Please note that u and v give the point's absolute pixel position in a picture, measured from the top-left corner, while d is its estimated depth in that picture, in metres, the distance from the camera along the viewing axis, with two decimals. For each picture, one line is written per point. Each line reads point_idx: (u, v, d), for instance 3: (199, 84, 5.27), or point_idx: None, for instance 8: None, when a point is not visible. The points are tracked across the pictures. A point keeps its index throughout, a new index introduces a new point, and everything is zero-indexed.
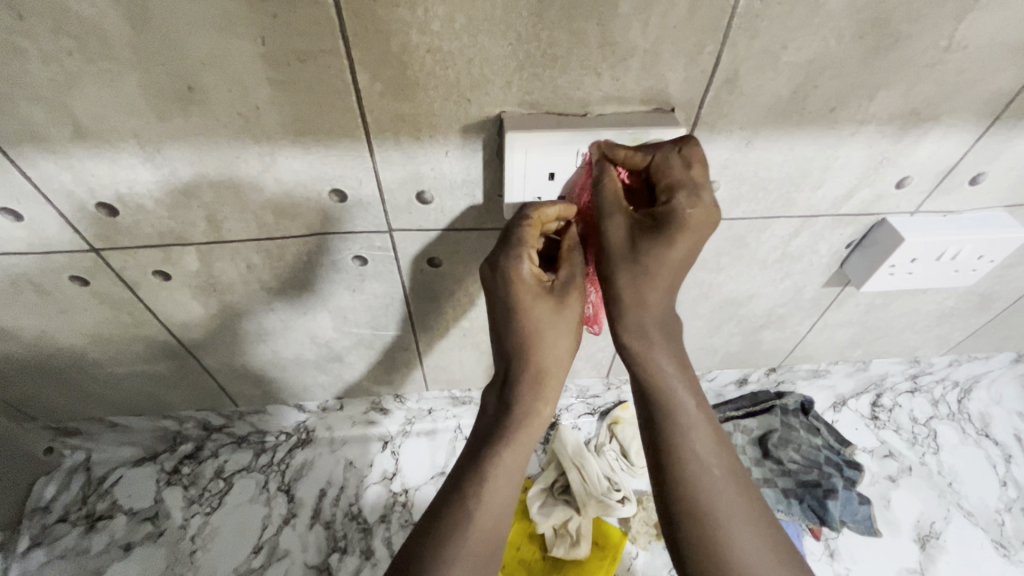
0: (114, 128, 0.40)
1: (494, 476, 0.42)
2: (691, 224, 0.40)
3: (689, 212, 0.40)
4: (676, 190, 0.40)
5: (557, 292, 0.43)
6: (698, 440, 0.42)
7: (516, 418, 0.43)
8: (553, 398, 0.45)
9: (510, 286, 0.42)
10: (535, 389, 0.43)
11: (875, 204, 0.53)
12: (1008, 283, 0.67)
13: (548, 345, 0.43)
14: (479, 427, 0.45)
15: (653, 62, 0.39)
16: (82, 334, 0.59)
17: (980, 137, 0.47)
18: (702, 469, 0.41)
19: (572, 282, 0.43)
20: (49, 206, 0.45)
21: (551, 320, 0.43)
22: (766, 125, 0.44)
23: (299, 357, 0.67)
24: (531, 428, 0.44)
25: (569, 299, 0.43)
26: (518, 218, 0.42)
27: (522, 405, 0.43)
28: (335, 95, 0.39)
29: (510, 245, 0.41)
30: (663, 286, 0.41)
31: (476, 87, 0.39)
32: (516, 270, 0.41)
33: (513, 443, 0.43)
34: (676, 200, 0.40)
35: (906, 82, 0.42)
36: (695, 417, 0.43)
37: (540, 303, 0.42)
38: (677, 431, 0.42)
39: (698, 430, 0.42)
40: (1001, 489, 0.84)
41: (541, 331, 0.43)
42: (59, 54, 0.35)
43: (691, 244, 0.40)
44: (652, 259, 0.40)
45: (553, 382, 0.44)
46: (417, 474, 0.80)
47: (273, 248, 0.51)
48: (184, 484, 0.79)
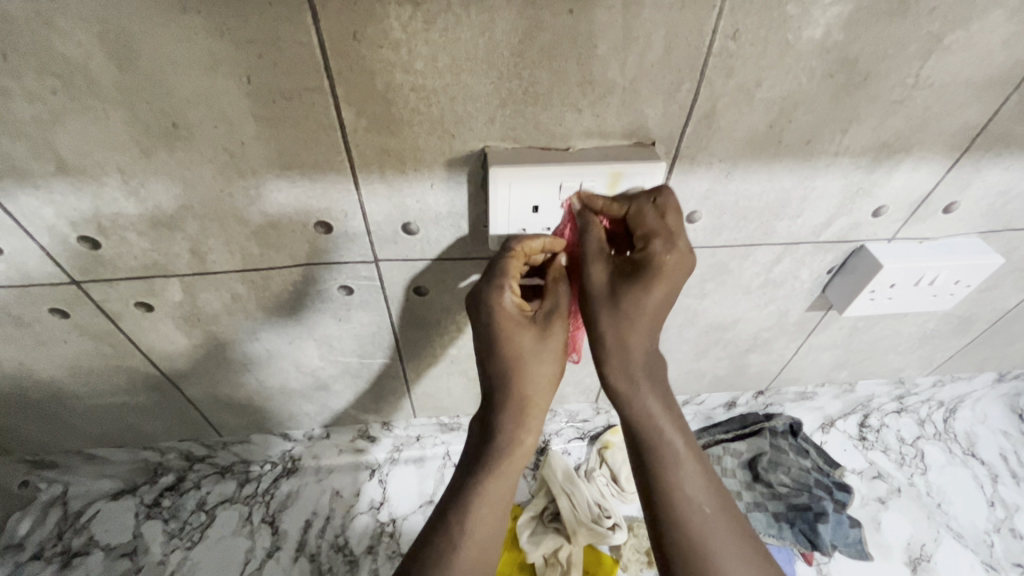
0: (98, 163, 0.40)
1: (477, 514, 0.42)
2: (668, 269, 0.40)
3: (665, 258, 0.40)
4: (651, 237, 0.41)
5: (539, 321, 0.43)
6: (686, 477, 0.42)
7: (502, 453, 0.43)
8: (538, 430, 0.44)
9: (492, 316, 0.42)
10: (519, 423, 0.43)
11: (853, 231, 0.54)
12: (986, 306, 0.68)
13: (531, 377, 0.43)
14: (464, 459, 0.45)
15: (632, 99, 0.40)
16: (61, 366, 0.58)
17: (950, 168, 0.49)
18: (693, 508, 0.41)
19: (554, 314, 0.44)
20: (30, 239, 0.44)
21: (534, 349, 0.43)
22: (744, 158, 0.45)
23: (284, 386, 0.66)
24: (514, 461, 0.43)
25: (553, 328, 0.43)
26: (502, 251, 0.44)
27: (508, 440, 0.43)
28: (320, 131, 0.40)
29: (493, 276, 0.43)
30: (645, 329, 0.41)
31: (459, 122, 0.40)
32: (499, 299, 0.42)
33: (498, 477, 0.43)
34: (653, 247, 0.41)
35: (877, 117, 0.43)
36: (684, 454, 0.42)
37: (523, 333, 0.43)
38: (667, 471, 0.42)
39: (686, 466, 0.42)
40: (989, 509, 0.84)
41: (524, 363, 0.42)
42: (43, 93, 0.35)
43: (670, 288, 0.41)
44: (631, 301, 0.40)
45: (536, 415, 0.43)
46: (404, 503, 0.79)
47: (258, 279, 0.51)
48: (164, 518, 0.77)
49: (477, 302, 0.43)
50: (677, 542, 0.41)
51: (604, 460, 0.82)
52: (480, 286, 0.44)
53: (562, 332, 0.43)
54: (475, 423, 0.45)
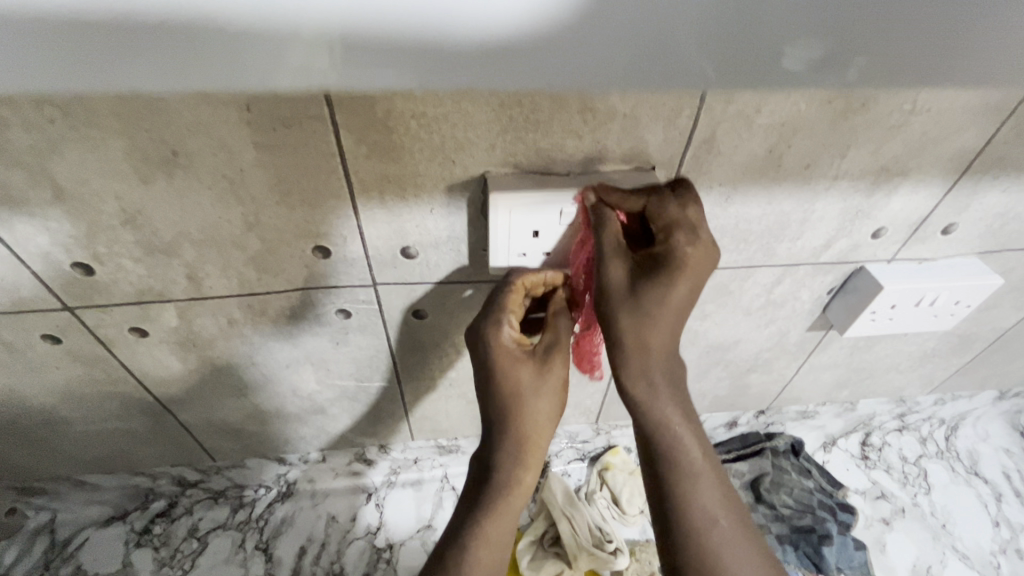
0: (94, 191, 0.40)
1: (475, 551, 0.41)
2: (691, 263, 0.40)
3: (688, 251, 0.40)
4: (674, 230, 0.40)
5: (538, 356, 0.43)
6: (702, 486, 0.41)
7: (502, 489, 0.42)
8: (538, 467, 0.43)
9: (490, 351, 0.42)
10: (518, 459, 0.42)
11: (853, 252, 0.54)
12: (985, 325, 0.68)
13: (531, 412, 0.42)
14: (462, 497, 0.44)
15: (632, 125, 0.40)
16: (51, 392, 0.57)
17: (948, 191, 0.49)
18: (708, 519, 0.40)
19: (553, 348, 0.43)
20: (23, 266, 0.44)
21: (531, 384, 0.42)
22: (745, 182, 0.45)
23: (280, 410, 0.65)
24: (513, 499, 0.42)
25: (552, 362, 0.42)
26: (501, 284, 0.44)
27: (508, 475, 0.42)
28: (319, 157, 0.39)
29: (491, 311, 0.43)
30: (666, 330, 0.40)
31: (460, 149, 0.40)
32: (496, 335, 0.42)
33: (499, 514, 0.42)
34: (675, 239, 0.40)
35: (875, 142, 0.43)
36: (702, 464, 0.41)
37: (522, 369, 0.42)
38: (683, 480, 0.41)
39: (703, 476, 0.41)
40: (993, 529, 0.83)
41: (522, 398, 0.42)
42: (40, 122, 0.35)
43: (692, 284, 0.40)
44: (653, 301, 0.40)
45: (537, 451, 0.43)
46: (402, 528, 0.77)
47: (256, 303, 0.50)
48: (154, 546, 0.75)
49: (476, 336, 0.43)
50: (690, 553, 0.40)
51: (605, 482, 0.80)
52: (478, 321, 0.44)
53: (561, 368, 0.43)
54: (475, 459, 0.44)
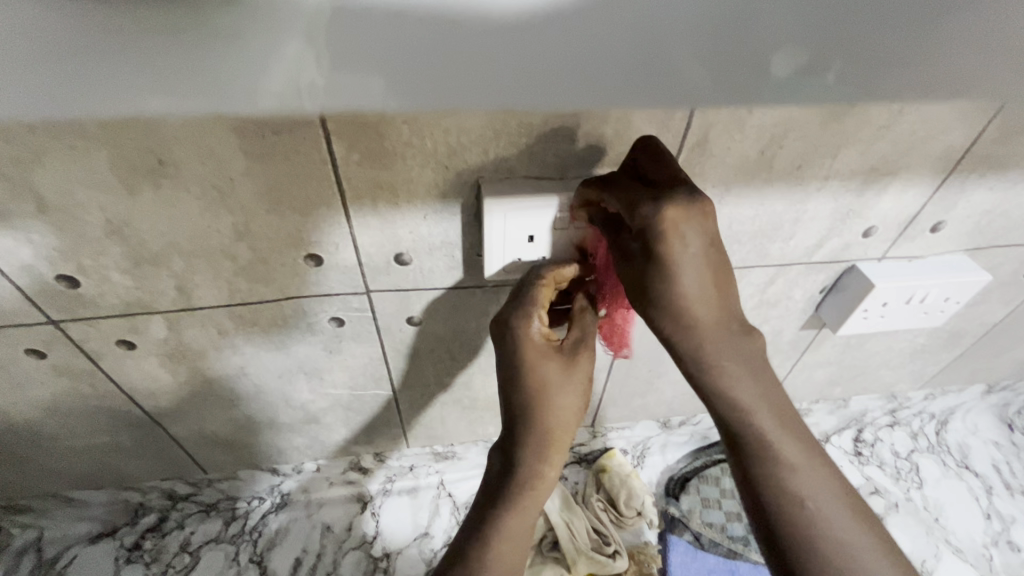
0: (78, 202, 0.39)
1: (498, 547, 0.41)
2: (680, 229, 0.34)
3: (671, 215, 0.34)
4: (643, 202, 0.35)
5: (566, 354, 0.42)
6: (796, 474, 0.36)
7: (527, 484, 0.41)
8: (561, 463, 0.43)
9: (519, 345, 0.41)
10: (545, 456, 0.41)
11: (845, 251, 0.54)
12: (973, 321, 0.69)
13: (558, 409, 0.41)
14: (482, 488, 0.43)
15: (626, 129, 0.40)
16: (36, 408, 0.55)
17: (936, 189, 0.49)
18: (799, 500, 0.36)
19: (580, 345, 0.43)
20: (5, 280, 0.43)
21: (561, 381, 0.40)
22: (738, 183, 0.45)
23: (272, 421, 0.64)
24: (537, 493, 0.42)
25: (580, 360, 0.42)
26: (530, 277, 0.43)
27: (533, 471, 0.41)
28: (310, 164, 0.39)
29: (521, 303, 0.42)
30: (708, 308, 0.35)
31: (453, 154, 0.39)
32: (526, 328, 0.41)
33: (522, 509, 0.41)
34: (647, 210, 0.34)
35: (864, 142, 0.44)
36: (791, 450, 0.37)
37: (552, 364, 0.41)
38: (765, 463, 0.36)
39: (794, 463, 0.36)
40: (985, 522, 0.84)
41: (551, 395, 0.40)
42: (22, 132, 0.34)
43: (697, 249, 0.34)
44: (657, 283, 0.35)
45: (562, 447, 0.42)
46: (400, 536, 0.76)
47: (247, 313, 0.50)
48: (145, 561, 0.73)
49: (503, 328, 0.41)
50: (795, 541, 0.36)
51: (602, 484, 0.80)
52: (506, 311, 0.42)
53: (589, 366, 0.42)
54: (494, 453, 0.43)
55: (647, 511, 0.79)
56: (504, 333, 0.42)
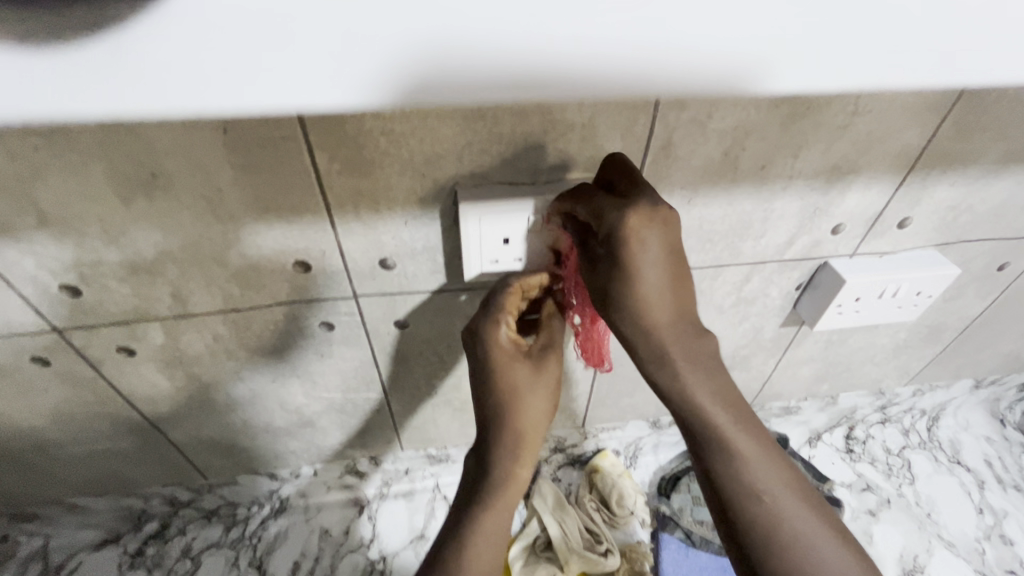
0: (79, 215, 0.41)
1: (477, 548, 0.42)
2: (640, 234, 0.37)
3: (632, 223, 0.37)
4: (607, 214, 0.38)
5: (533, 357, 0.45)
6: (755, 469, 0.38)
7: (500, 485, 0.43)
8: (532, 462, 0.45)
9: (490, 350, 0.43)
10: (516, 454, 0.43)
11: (816, 248, 0.56)
12: (952, 315, 0.71)
13: (528, 410, 0.43)
14: (458, 492, 0.45)
15: (591, 135, 0.42)
16: (41, 415, 0.58)
17: (898, 187, 0.51)
18: (757, 495, 0.38)
19: (547, 348, 0.46)
20: (11, 290, 0.45)
21: (529, 383, 0.43)
22: (704, 185, 0.48)
23: (269, 425, 0.66)
24: (513, 492, 0.43)
25: (548, 363, 0.45)
26: (500, 286, 0.46)
27: (507, 472, 0.43)
28: (295, 175, 0.41)
29: (490, 311, 0.45)
30: (660, 306, 0.38)
31: (429, 163, 0.42)
32: (495, 333, 0.44)
33: (496, 510, 0.43)
34: (609, 221, 0.38)
35: (823, 143, 0.46)
36: (749, 446, 0.38)
37: (522, 367, 0.44)
38: (722, 457, 0.38)
39: (753, 457, 0.38)
40: (977, 516, 0.85)
41: (521, 396, 0.43)
42: (26, 151, 0.37)
43: (657, 253, 0.38)
44: (620, 285, 0.38)
45: (532, 447, 0.44)
46: (396, 538, 0.78)
47: (240, 319, 0.52)
48: (147, 567, 0.75)
49: (475, 335, 0.44)
50: (756, 534, 0.37)
51: (594, 485, 0.81)
52: (476, 320, 0.45)
53: (556, 368, 0.45)
54: (470, 455, 0.45)
55: (638, 510, 0.80)
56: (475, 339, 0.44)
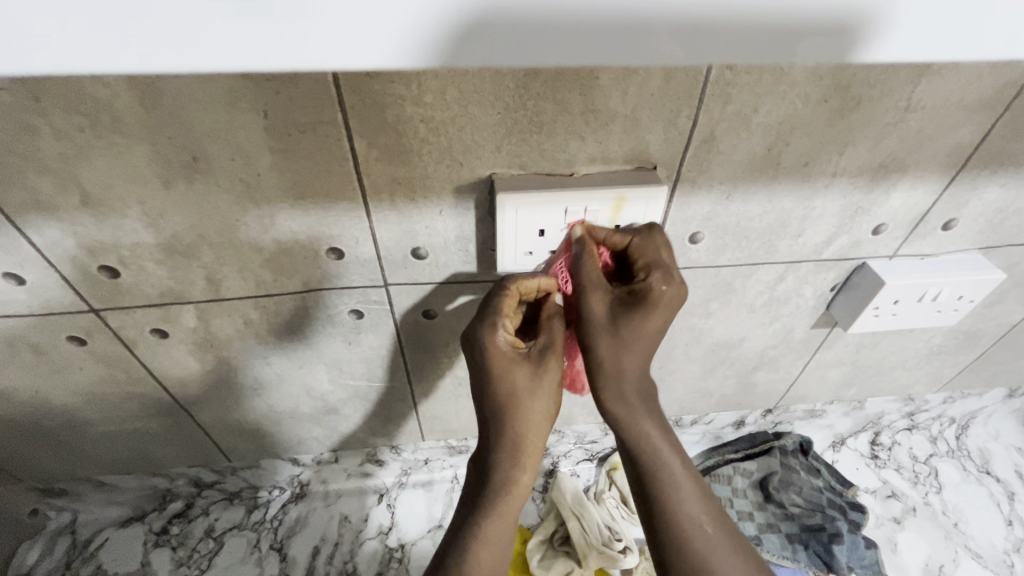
0: (120, 196, 0.42)
1: (477, 553, 0.43)
2: (665, 299, 0.43)
3: (663, 289, 0.42)
4: (652, 269, 0.43)
5: (530, 359, 0.43)
6: (686, 499, 0.44)
7: (499, 492, 0.44)
8: (534, 467, 0.45)
9: (486, 352, 0.43)
10: (515, 460, 0.44)
11: (855, 248, 0.55)
12: (990, 321, 0.69)
13: (526, 414, 0.43)
14: (464, 497, 0.46)
15: (633, 126, 0.41)
16: (75, 393, 0.59)
17: (946, 186, 0.50)
18: (690, 520, 0.44)
19: (548, 350, 0.44)
20: (53, 269, 0.46)
21: (528, 386, 0.43)
22: (744, 181, 0.46)
23: (294, 411, 0.67)
24: (512, 499, 0.44)
25: (545, 364, 0.43)
26: (498, 289, 0.45)
27: (503, 478, 0.44)
28: (333, 161, 0.41)
29: (487, 314, 0.44)
30: (640, 355, 0.43)
31: (467, 151, 0.41)
32: (491, 337, 0.43)
33: (496, 517, 0.44)
34: (652, 277, 0.43)
35: (871, 139, 0.45)
36: (681, 475, 0.45)
37: (521, 369, 0.43)
38: (661, 484, 0.44)
39: (685, 489, 0.44)
40: (1007, 528, 0.83)
41: (519, 400, 0.43)
42: (72, 131, 0.37)
43: (664, 318, 0.43)
44: (631, 329, 0.42)
45: (533, 453, 0.45)
46: (414, 528, 0.78)
47: (271, 304, 0.52)
48: (172, 545, 0.77)
49: (472, 338, 0.44)
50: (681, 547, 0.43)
51: (614, 481, 0.80)
52: (474, 323, 0.44)
53: (555, 369, 0.44)
54: (474, 461, 0.46)
55: None
56: (472, 342, 0.44)
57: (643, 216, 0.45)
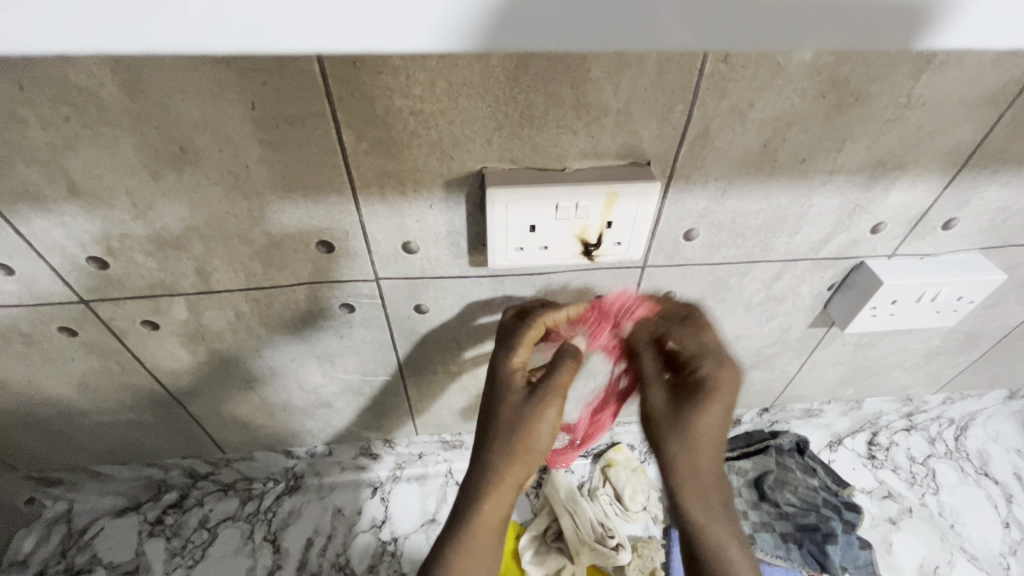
0: (107, 187, 0.41)
1: None
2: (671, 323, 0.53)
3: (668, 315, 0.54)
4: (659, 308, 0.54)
5: (532, 400, 0.48)
6: (716, 496, 0.49)
7: (475, 524, 0.46)
8: (506, 502, 0.48)
9: (504, 372, 0.50)
10: (489, 492, 0.47)
11: (853, 247, 0.54)
12: (991, 322, 0.68)
13: (520, 452, 0.47)
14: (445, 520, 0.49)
15: (626, 121, 0.41)
16: (68, 383, 0.59)
17: (946, 185, 0.49)
18: (715, 511, 0.48)
19: (555, 388, 0.48)
20: (41, 260, 0.46)
21: (528, 422, 0.47)
22: (739, 178, 0.46)
23: (286, 404, 0.67)
24: (485, 535, 0.47)
25: (540, 409, 0.47)
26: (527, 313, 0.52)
27: (483, 513, 0.47)
28: (322, 152, 0.41)
29: (512, 337, 0.51)
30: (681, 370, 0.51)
31: (457, 145, 0.41)
32: (512, 360, 0.50)
33: (471, 552, 0.46)
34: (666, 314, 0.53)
35: (870, 136, 0.44)
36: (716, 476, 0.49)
37: (525, 402, 0.48)
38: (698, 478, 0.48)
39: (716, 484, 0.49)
40: (1003, 530, 0.82)
41: (518, 432, 0.47)
42: (58, 120, 0.37)
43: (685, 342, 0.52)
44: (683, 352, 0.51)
45: (510, 492, 0.48)
46: (408, 521, 0.78)
47: (262, 297, 0.52)
48: (166, 535, 0.77)
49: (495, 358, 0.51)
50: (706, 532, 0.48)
51: (608, 478, 0.80)
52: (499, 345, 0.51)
53: (551, 417, 0.47)
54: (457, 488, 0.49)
55: (651, 506, 0.79)
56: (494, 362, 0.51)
57: (637, 213, 0.45)
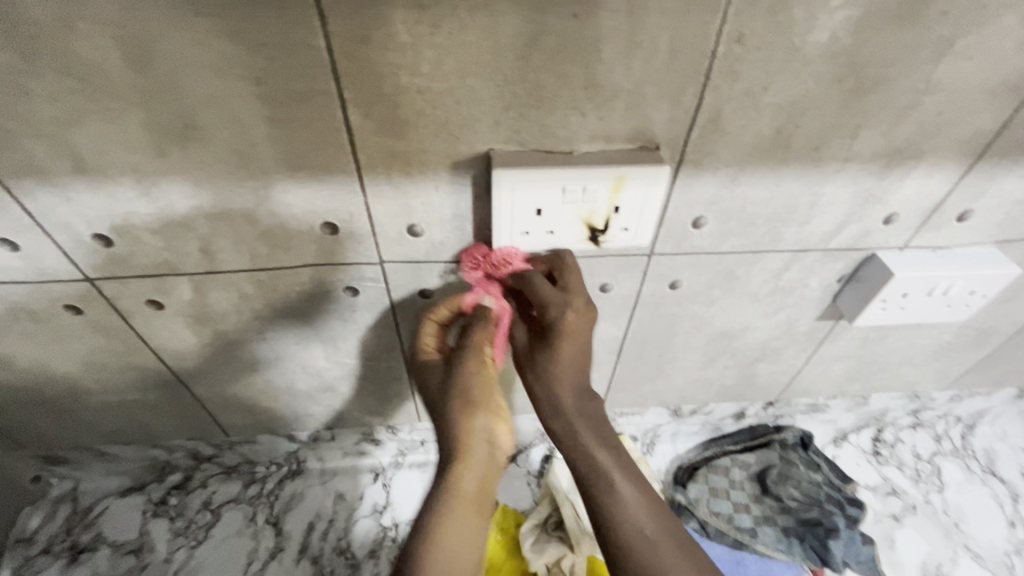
0: (113, 163, 0.41)
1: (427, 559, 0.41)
2: (572, 327, 0.47)
3: (563, 317, 0.46)
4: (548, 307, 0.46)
5: (452, 365, 0.48)
6: (627, 502, 0.43)
7: (444, 497, 0.44)
8: (474, 469, 0.45)
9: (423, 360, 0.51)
10: (456, 463, 0.45)
11: (864, 238, 0.53)
12: (1003, 318, 0.67)
13: (466, 410, 0.46)
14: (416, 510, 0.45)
15: (636, 104, 0.40)
16: (73, 361, 0.59)
17: (962, 175, 0.48)
18: (629, 522, 0.42)
19: (470, 349, 0.49)
20: (47, 236, 0.46)
21: (465, 380, 0.47)
22: (750, 165, 0.45)
23: (290, 387, 0.67)
24: (458, 504, 0.44)
25: (464, 369, 0.48)
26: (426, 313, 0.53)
27: (452, 482, 0.44)
28: (327, 131, 0.40)
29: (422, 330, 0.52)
30: (573, 367, 0.47)
31: (464, 126, 0.40)
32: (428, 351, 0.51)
33: (448, 525, 0.43)
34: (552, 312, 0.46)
35: (886, 122, 0.43)
36: (620, 476, 0.44)
37: (452, 367, 0.48)
38: (597, 484, 0.44)
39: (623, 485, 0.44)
40: (1009, 529, 0.82)
41: (451, 395, 0.47)
42: (63, 94, 0.37)
43: (579, 344, 0.47)
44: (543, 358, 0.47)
45: (473, 457, 0.45)
46: (409, 507, 0.79)
47: (266, 279, 0.52)
48: (170, 516, 0.78)
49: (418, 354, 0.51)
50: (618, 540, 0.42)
51: None
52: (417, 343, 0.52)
53: (476, 372, 0.48)
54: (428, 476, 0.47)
55: None
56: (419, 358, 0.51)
57: (646, 198, 0.44)
